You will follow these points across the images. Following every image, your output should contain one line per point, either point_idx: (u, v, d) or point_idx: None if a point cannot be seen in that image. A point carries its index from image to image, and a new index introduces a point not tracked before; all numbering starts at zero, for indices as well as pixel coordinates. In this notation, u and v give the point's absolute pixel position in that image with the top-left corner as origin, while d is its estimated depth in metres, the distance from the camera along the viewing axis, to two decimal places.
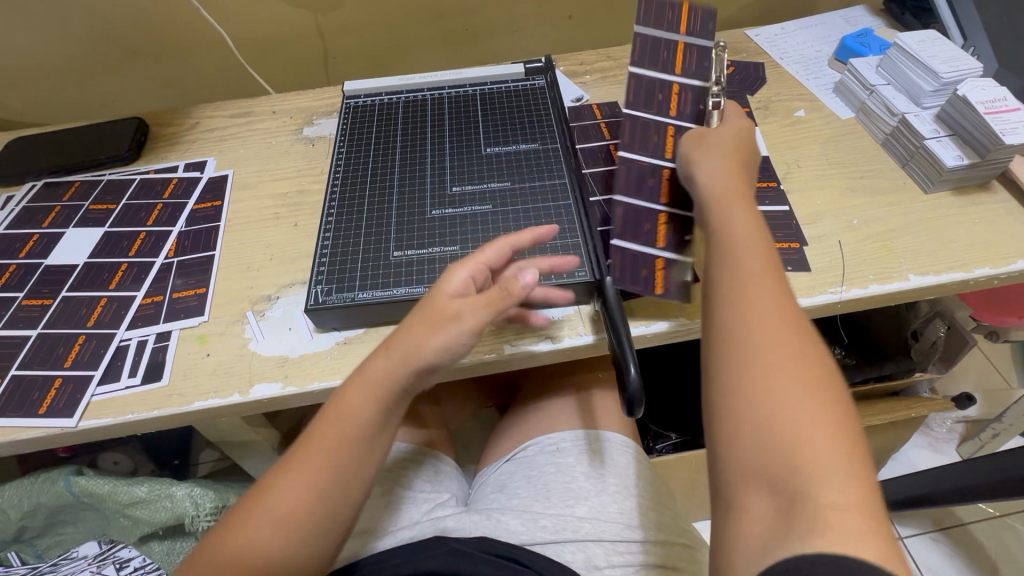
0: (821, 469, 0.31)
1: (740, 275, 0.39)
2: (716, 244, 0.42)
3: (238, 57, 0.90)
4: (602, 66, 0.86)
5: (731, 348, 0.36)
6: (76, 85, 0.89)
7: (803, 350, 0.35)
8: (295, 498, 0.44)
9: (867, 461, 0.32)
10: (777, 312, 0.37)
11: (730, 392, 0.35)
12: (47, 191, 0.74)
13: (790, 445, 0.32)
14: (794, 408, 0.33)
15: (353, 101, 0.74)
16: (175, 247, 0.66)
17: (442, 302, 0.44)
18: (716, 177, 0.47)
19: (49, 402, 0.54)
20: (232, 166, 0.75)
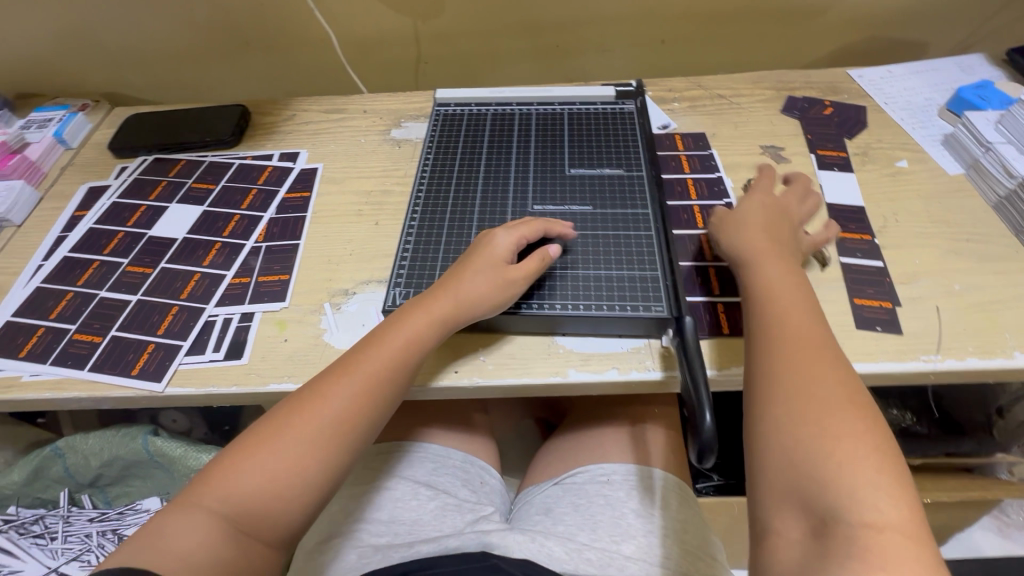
0: (874, 490, 0.36)
1: (787, 324, 0.45)
2: (758, 298, 0.48)
3: (338, 56, 0.94)
4: (693, 95, 0.84)
5: (778, 386, 0.42)
6: (191, 69, 0.96)
7: (843, 387, 0.41)
8: (337, 413, 0.46)
9: (902, 475, 0.37)
10: (820, 356, 0.43)
11: (783, 423, 0.40)
12: (156, 165, 0.80)
13: (831, 454, 0.38)
14: (834, 424, 0.39)
15: (443, 109, 0.76)
16: (264, 233, 0.70)
17: (497, 261, 0.54)
18: (757, 242, 0.53)
19: (142, 365, 0.58)
20: (322, 160, 0.79)
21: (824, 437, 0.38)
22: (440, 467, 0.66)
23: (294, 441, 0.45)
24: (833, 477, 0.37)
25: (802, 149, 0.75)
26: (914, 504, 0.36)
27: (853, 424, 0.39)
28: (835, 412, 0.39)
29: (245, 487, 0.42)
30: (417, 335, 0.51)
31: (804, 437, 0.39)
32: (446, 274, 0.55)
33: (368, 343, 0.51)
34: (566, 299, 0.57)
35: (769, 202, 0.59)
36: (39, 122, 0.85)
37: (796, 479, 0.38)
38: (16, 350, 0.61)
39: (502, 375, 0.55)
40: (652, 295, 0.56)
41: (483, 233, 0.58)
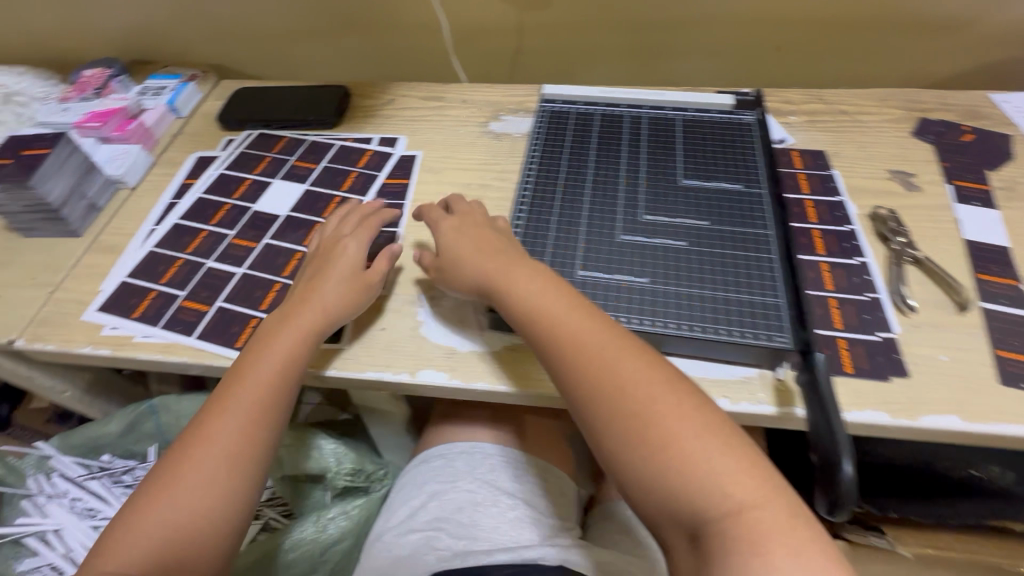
0: (721, 474, 0.40)
1: (572, 339, 0.48)
2: (555, 327, 0.49)
3: (439, 43, 0.93)
4: (812, 109, 0.79)
5: (612, 423, 0.44)
6: (294, 47, 0.98)
7: (647, 386, 0.45)
8: (240, 421, 0.50)
9: (730, 442, 0.42)
10: (609, 362, 0.46)
11: (618, 447, 0.44)
12: (261, 140, 0.82)
13: (679, 469, 0.41)
14: (663, 435, 0.42)
15: (549, 105, 0.74)
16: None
17: (344, 275, 0.57)
18: (481, 264, 0.55)
19: (245, 338, 0.59)
20: (421, 148, 0.78)
21: (654, 446, 0.42)
22: (522, 475, 0.63)
23: (196, 472, 0.48)
24: (685, 489, 0.41)
25: (936, 177, 0.68)
26: (753, 456, 0.42)
27: (687, 417, 0.43)
28: (650, 417, 0.43)
29: (160, 523, 0.47)
30: (291, 352, 0.53)
31: (642, 456, 0.43)
32: (302, 288, 0.57)
33: (237, 368, 0.53)
34: (679, 318, 0.53)
35: (472, 223, 0.59)
36: (154, 89, 0.89)
37: (658, 504, 0.42)
38: (129, 310, 0.63)
39: None
40: (774, 325, 0.52)
41: (330, 243, 0.61)
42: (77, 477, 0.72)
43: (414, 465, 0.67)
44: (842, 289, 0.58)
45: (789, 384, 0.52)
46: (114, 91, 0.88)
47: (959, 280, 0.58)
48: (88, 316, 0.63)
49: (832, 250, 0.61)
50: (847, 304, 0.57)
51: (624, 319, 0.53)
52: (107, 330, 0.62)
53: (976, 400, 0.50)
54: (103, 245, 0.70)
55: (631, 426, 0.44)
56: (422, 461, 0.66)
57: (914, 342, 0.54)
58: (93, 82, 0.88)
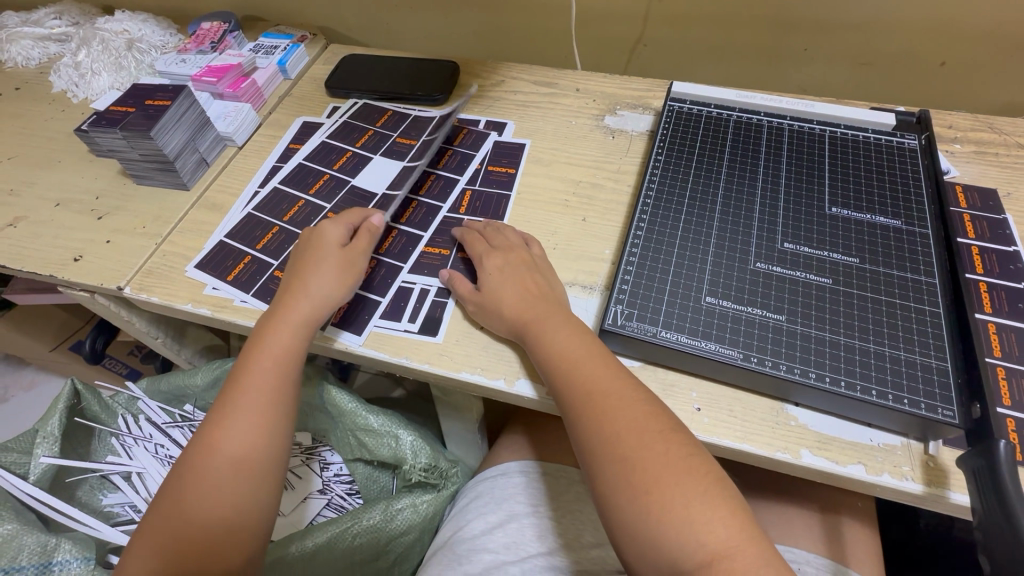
0: (695, 522, 0.38)
1: (573, 379, 0.47)
2: (561, 372, 0.47)
3: (555, 25, 0.88)
4: (982, 138, 0.68)
5: (605, 465, 0.42)
6: (404, 15, 0.94)
7: (633, 428, 0.43)
8: (255, 417, 0.49)
9: (714, 487, 0.40)
10: (607, 403, 0.45)
11: (606, 487, 0.42)
12: (365, 111, 0.79)
13: (657, 513, 0.39)
14: (647, 478, 0.40)
15: (677, 105, 0.67)
16: (465, 205, 0.67)
17: (328, 250, 0.57)
18: (515, 303, 0.53)
19: (341, 316, 0.58)
20: (530, 136, 0.74)
21: (639, 496, 0.40)
22: None
23: (212, 475, 0.47)
24: (664, 536, 0.38)
25: None
26: (734, 504, 0.39)
27: (671, 454, 0.41)
28: (639, 457, 0.41)
29: (190, 509, 0.47)
30: (290, 347, 0.52)
31: (627, 495, 0.40)
32: (290, 279, 0.56)
33: (239, 369, 0.52)
34: (821, 368, 0.47)
35: (516, 262, 0.56)
36: (266, 48, 0.88)
37: (637, 550, 0.39)
38: (225, 272, 0.63)
39: (722, 434, 0.48)
40: (939, 395, 0.45)
41: (309, 233, 0.59)
42: (162, 423, 0.75)
43: (494, 473, 0.65)
44: (1013, 358, 0.49)
45: (943, 462, 0.45)
46: (229, 46, 0.89)
47: None
48: (189, 273, 0.64)
49: (1001, 309, 0.52)
50: (1020, 378, 0.48)
51: (756, 360, 0.47)
52: (207, 290, 0.62)
53: None
54: (208, 202, 0.71)
55: (615, 468, 0.42)
56: (503, 474, 0.64)
57: None
58: (210, 36, 0.89)
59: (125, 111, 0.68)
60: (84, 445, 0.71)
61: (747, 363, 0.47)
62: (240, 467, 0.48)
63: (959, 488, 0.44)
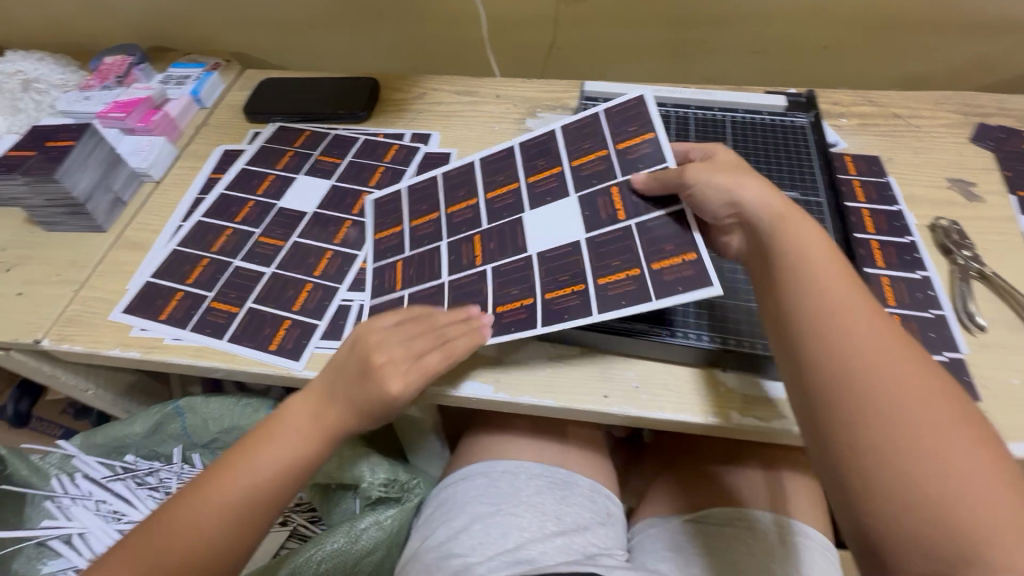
0: (983, 489, 0.33)
1: (834, 304, 0.40)
2: (810, 293, 0.41)
3: (471, 33, 0.90)
4: (864, 111, 0.75)
5: (865, 401, 0.37)
6: (321, 35, 0.94)
7: (912, 373, 0.37)
8: (251, 479, 0.48)
9: (984, 438, 0.35)
10: (858, 326, 0.39)
11: (847, 422, 0.37)
12: (281, 133, 0.79)
13: (921, 458, 0.34)
14: (909, 412, 0.36)
15: (591, 103, 0.72)
16: (614, 282, 0.50)
17: (383, 397, 0.49)
18: (771, 203, 0.47)
19: (279, 341, 0.57)
20: (456, 145, 0.76)
21: (909, 450, 0.35)
22: (568, 495, 0.61)
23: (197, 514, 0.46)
24: (927, 492, 0.34)
25: (997, 188, 0.66)
26: (995, 452, 0.35)
27: (941, 407, 0.36)
28: (902, 394, 0.36)
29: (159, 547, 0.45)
30: (315, 441, 0.50)
31: (879, 436, 0.36)
32: (342, 396, 0.50)
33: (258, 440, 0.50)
34: (736, 335, 0.51)
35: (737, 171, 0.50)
36: (177, 78, 0.86)
37: (890, 497, 0.34)
38: (156, 312, 0.61)
39: (659, 409, 0.51)
40: None
41: (382, 363, 0.49)
42: (102, 478, 0.71)
43: (455, 479, 0.65)
44: (904, 304, 0.55)
45: None
46: (136, 79, 0.86)
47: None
48: (115, 317, 0.61)
49: (892, 262, 0.58)
50: (910, 322, 0.54)
51: (678, 334, 0.52)
52: (135, 331, 0.60)
53: None
54: (128, 241, 0.68)
55: (871, 400, 0.36)
56: (465, 478, 0.64)
57: (985, 364, 0.51)
58: (114, 69, 0.85)
59: (26, 155, 0.65)
60: (16, 512, 0.67)
61: (670, 338, 0.52)
62: (216, 528, 0.46)
63: None
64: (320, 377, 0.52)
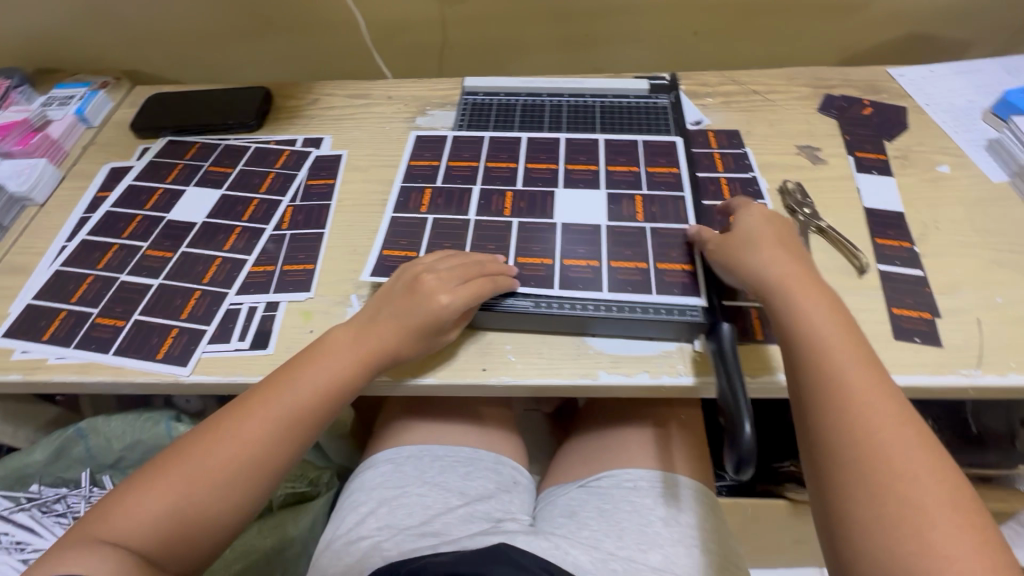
0: (957, 554, 0.35)
1: (837, 376, 0.43)
2: (808, 351, 0.45)
3: (361, 38, 0.92)
4: (727, 90, 0.82)
5: (851, 459, 0.39)
6: (213, 49, 0.94)
7: (899, 439, 0.39)
8: (296, 398, 0.50)
9: (972, 511, 0.36)
10: (858, 394, 0.42)
11: (835, 480, 0.39)
12: (171, 147, 0.79)
13: (900, 519, 0.36)
14: (897, 473, 0.38)
15: (471, 98, 0.76)
16: (530, 264, 0.59)
17: (427, 315, 0.53)
18: (786, 264, 0.50)
19: (166, 349, 0.58)
20: (347, 147, 0.77)
21: (904, 529, 0.36)
22: (472, 470, 0.64)
23: (195, 466, 0.47)
24: (916, 575, 0.34)
25: (839, 150, 0.73)
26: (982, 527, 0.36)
27: (943, 492, 0.37)
28: (886, 456, 0.39)
29: (157, 501, 0.45)
30: (323, 384, 0.51)
31: (862, 496, 0.38)
32: (384, 323, 0.54)
33: (262, 393, 0.51)
34: (598, 301, 0.56)
35: (779, 228, 0.54)
36: (60, 99, 0.84)
37: (871, 556, 0.36)
38: (39, 332, 0.60)
39: (532, 375, 0.54)
40: (683, 300, 0.55)
41: (431, 280, 0.54)
42: (5, 511, 0.68)
43: (365, 468, 0.67)
44: None
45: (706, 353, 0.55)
46: (14, 102, 0.84)
47: (858, 246, 0.62)
48: None
49: None
50: None
51: (545, 304, 0.56)
52: (16, 354, 0.59)
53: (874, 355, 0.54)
54: (10, 266, 0.67)
55: (864, 462, 0.39)
56: (372, 465, 0.66)
57: None
58: None
59: None
60: None
61: (538, 308, 0.56)
62: (242, 459, 0.48)
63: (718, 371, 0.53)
64: (368, 306, 0.56)
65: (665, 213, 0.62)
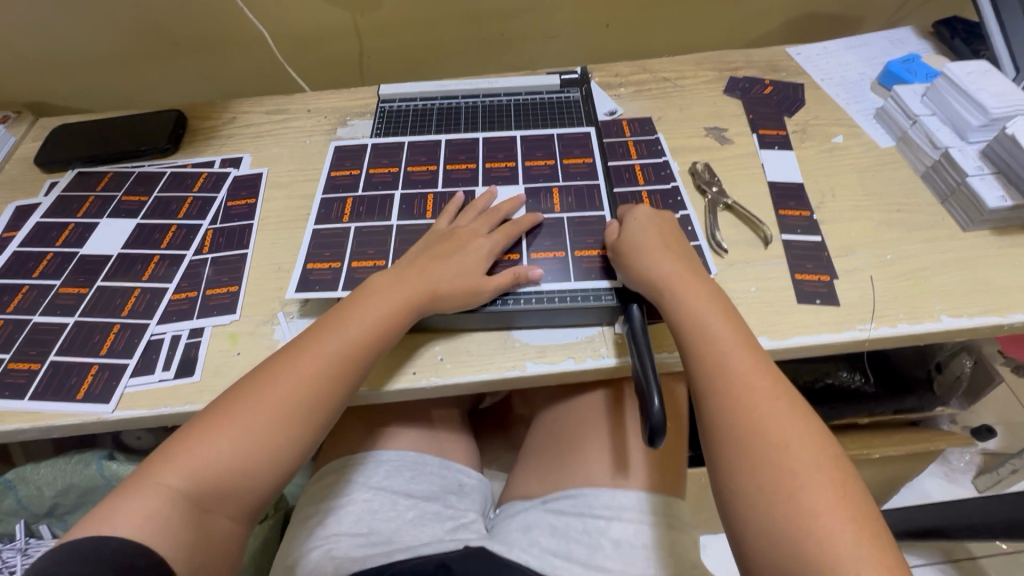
0: (827, 510, 0.39)
1: (720, 364, 0.46)
2: (696, 342, 0.48)
3: (275, 53, 0.91)
4: (639, 79, 0.85)
5: (737, 436, 0.43)
6: (121, 73, 0.91)
7: (776, 411, 0.44)
8: (344, 338, 0.52)
9: (838, 469, 0.41)
10: (740, 377, 0.46)
11: (725, 457, 0.43)
12: (81, 179, 0.76)
13: (783, 486, 0.40)
14: (778, 442, 0.42)
15: (388, 106, 0.77)
16: None
17: (475, 257, 0.57)
18: (672, 262, 0.53)
19: (87, 387, 0.56)
20: (267, 164, 0.77)
21: (778, 493, 0.40)
22: (416, 474, 0.65)
23: (248, 407, 0.48)
24: (796, 535, 0.38)
25: (744, 129, 0.77)
26: (847, 482, 0.40)
27: (813, 455, 0.41)
28: (765, 429, 0.43)
29: (222, 443, 0.46)
30: (371, 323, 0.53)
31: (749, 468, 0.42)
32: (426, 267, 0.56)
33: (309, 337, 0.52)
34: (521, 295, 0.57)
35: (665, 228, 0.57)
36: None
37: (759, 525, 0.40)
38: None
39: (461, 374, 0.55)
40: (602, 286, 0.57)
41: (464, 231, 0.59)
42: None
43: (312, 482, 0.67)
44: None
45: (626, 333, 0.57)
46: None
47: (763, 218, 0.66)
48: None
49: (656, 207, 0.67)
50: None
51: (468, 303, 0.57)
52: None
53: (780, 320, 0.57)
54: None
55: (747, 437, 0.43)
56: (319, 478, 0.66)
57: (731, 278, 0.61)
58: None
59: None
60: None
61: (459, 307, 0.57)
62: (291, 399, 0.49)
63: None
64: (403, 258, 0.58)
65: (580, 200, 0.64)
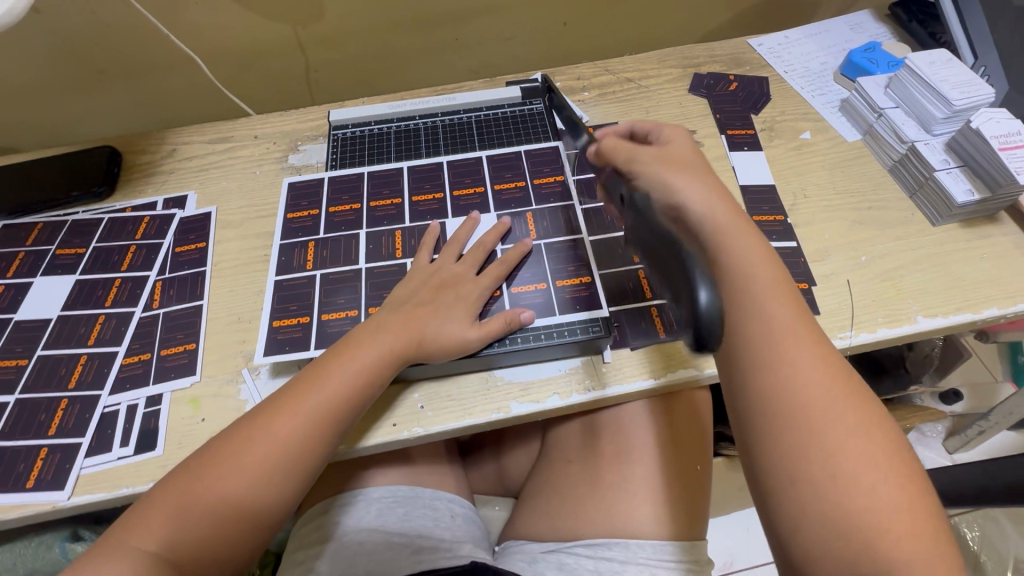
0: (881, 491, 0.38)
1: (767, 332, 0.43)
2: (746, 298, 0.44)
3: (214, 74, 0.84)
4: (602, 81, 0.82)
5: (788, 418, 0.40)
6: (42, 106, 0.83)
7: (828, 384, 0.41)
8: (325, 395, 0.48)
9: (887, 444, 0.40)
10: (790, 346, 0.42)
11: (778, 442, 0.40)
12: (7, 233, 0.69)
13: (839, 473, 0.38)
14: (831, 424, 0.40)
15: (341, 131, 0.72)
16: None
17: (462, 305, 0.54)
18: (714, 202, 0.48)
19: (37, 474, 0.52)
20: (215, 202, 0.71)
21: (837, 482, 0.38)
22: (408, 509, 0.62)
23: (222, 475, 0.44)
24: (856, 523, 0.37)
25: (712, 130, 0.75)
26: (895, 456, 0.40)
27: (867, 433, 0.40)
28: (818, 408, 0.40)
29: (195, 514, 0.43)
30: (350, 379, 0.49)
31: (804, 455, 0.39)
32: (412, 316, 0.53)
33: (288, 392, 0.48)
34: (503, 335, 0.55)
35: (689, 157, 0.52)
36: None
37: (818, 515, 0.38)
38: None
39: (444, 421, 0.53)
40: (585, 320, 0.55)
41: (451, 274, 0.56)
42: None
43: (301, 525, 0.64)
44: None
45: (612, 364, 0.55)
46: None
47: None
48: None
49: None
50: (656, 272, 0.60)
51: None
52: None
53: None
54: None
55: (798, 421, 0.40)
56: (306, 520, 0.63)
57: None
58: None
59: None
60: None
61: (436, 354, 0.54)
62: (267, 464, 0.45)
63: (622, 381, 0.54)
64: (388, 303, 0.55)
65: (554, 223, 0.61)
